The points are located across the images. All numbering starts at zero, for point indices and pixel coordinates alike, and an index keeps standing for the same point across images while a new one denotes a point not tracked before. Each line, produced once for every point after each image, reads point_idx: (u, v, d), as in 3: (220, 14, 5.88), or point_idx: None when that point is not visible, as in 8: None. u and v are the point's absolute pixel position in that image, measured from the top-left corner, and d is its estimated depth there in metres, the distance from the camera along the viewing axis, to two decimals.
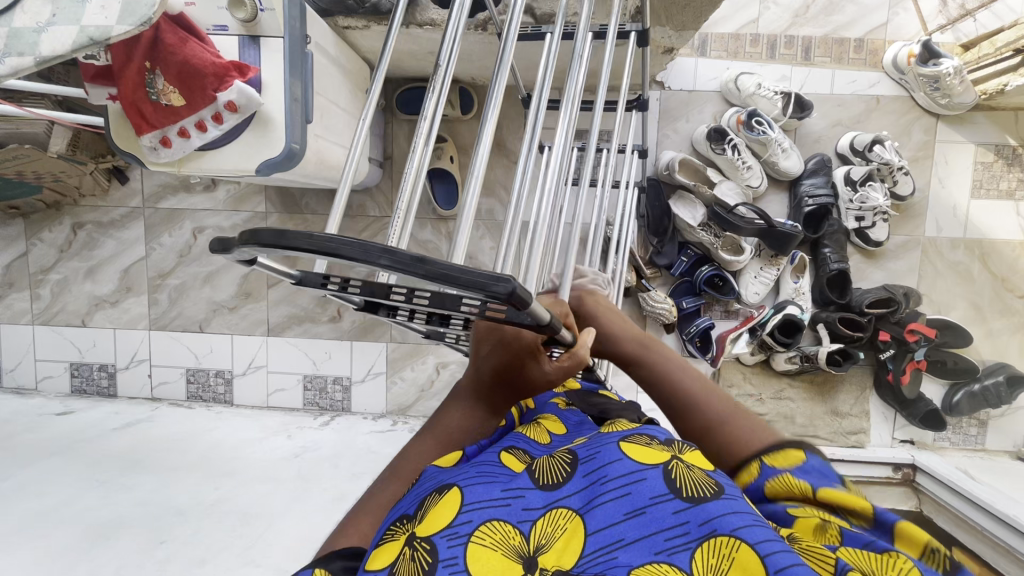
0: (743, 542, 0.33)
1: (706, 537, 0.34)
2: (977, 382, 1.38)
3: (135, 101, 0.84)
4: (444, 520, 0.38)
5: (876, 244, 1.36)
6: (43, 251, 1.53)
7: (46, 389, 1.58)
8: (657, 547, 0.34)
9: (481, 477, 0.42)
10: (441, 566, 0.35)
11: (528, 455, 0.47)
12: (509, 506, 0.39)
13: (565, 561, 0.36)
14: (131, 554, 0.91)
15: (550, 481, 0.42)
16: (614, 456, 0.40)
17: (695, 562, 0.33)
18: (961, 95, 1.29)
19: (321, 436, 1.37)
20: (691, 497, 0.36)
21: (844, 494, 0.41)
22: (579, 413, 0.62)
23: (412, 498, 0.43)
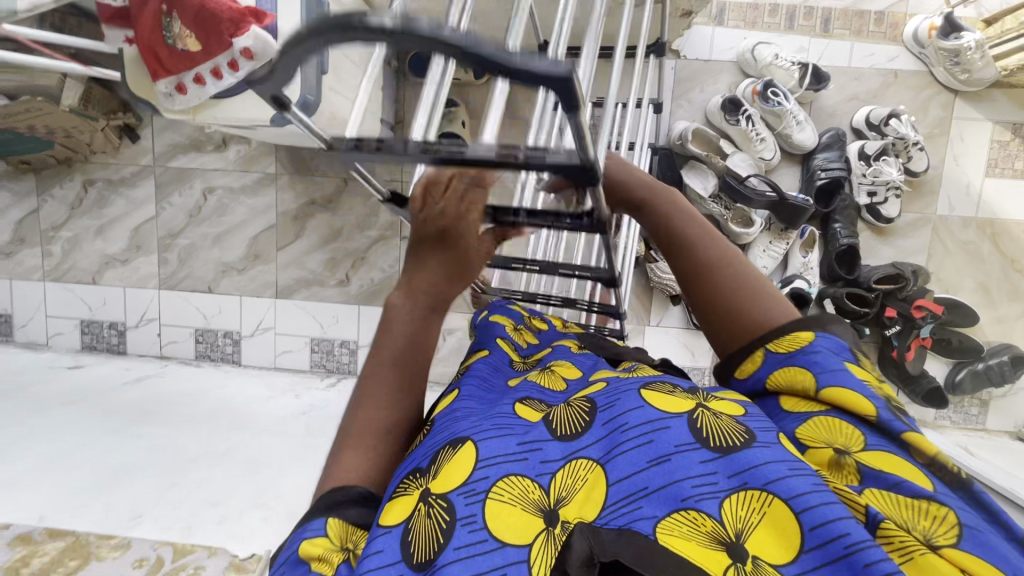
0: (776, 497, 0.33)
1: (735, 489, 0.34)
2: (981, 362, 1.38)
3: (151, 44, 0.84)
4: (460, 477, 0.37)
5: (887, 220, 1.36)
6: (54, 207, 1.54)
7: (57, 345, 1.59)
8: (683, 494, 0.34)
9: (496, 430, 0.40)
10: (460, 524, 0.34)
11: (541, 403, 0.46)
12: (526, 461, 0.38)
13: (587, 512, 0.35)
14: (144, 493, 0.94)
15: (568, 431, 0.40)
16: (634, 405, 0.39)
17: (724, 511, 0.33)
18: (982, 71, 1.27)
19: (328, 396, 1.39)
20: (718, 447, 0.36)
21: (851, 395, 0.39)
22: (591, 356, 0.62)
23: (424, 450, 0.41)
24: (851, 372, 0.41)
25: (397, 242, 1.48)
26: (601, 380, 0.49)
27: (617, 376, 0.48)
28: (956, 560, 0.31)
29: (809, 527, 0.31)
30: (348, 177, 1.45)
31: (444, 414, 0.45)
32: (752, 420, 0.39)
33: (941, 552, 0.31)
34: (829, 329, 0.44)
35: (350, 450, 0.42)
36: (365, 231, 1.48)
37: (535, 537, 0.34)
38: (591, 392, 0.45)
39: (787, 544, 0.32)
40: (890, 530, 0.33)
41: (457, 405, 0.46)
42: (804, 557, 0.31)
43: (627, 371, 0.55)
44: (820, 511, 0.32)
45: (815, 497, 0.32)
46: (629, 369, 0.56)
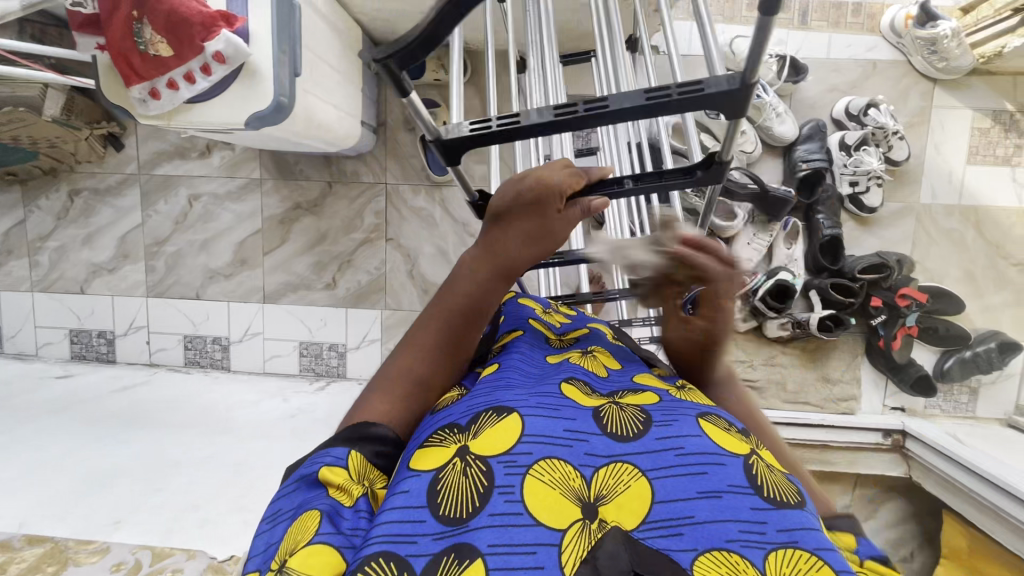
0: (824, 564, 0.32)
1: (784, 544, 0.33)
2: (968, 349, 1.39)
3: (123, 49, 0.84)
4: (503, 444, 0.38)
5: (870, 210, 1.36)
6: (41, 218, 1.55)
7: (46, 355, 1.60)
8: (729, 535, 0.33)
9: (545, 411, 0.41)
10: (497, 491, 0.35)
11: (588, 388, 0.46)
12: (571, 448, 0.38)
13: (625, 520, 0.35)
14: (126, 498, 0.94)
15: (619, 432, 0.40)
16: (693, 432, 0.40)
17: (768, 562, 0.32)
18: (959, 59, 1.27)
19: (316, 399, 1.39)
20: (770, 499, 0.36)
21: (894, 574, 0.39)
22: (626, 351, 0.63)
23: (464, 409, 0.42)
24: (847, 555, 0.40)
25: (382, 244, 1.48)
26: (651, 389, 0.48)
27: (667, 393, 0.47)
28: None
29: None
30: (332, 180, 1.46)
31: (483, 384, 0.46)
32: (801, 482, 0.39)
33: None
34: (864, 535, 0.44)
35: (379, 396, 0.49)
36: (350, 234, 1.48)
37: (570, 525, 0.34)
38: (643, 399, 0.45)
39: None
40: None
41: (502, 373, 0.48)
42: None
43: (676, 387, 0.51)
44: None
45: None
46: (674, 381, 0.54)
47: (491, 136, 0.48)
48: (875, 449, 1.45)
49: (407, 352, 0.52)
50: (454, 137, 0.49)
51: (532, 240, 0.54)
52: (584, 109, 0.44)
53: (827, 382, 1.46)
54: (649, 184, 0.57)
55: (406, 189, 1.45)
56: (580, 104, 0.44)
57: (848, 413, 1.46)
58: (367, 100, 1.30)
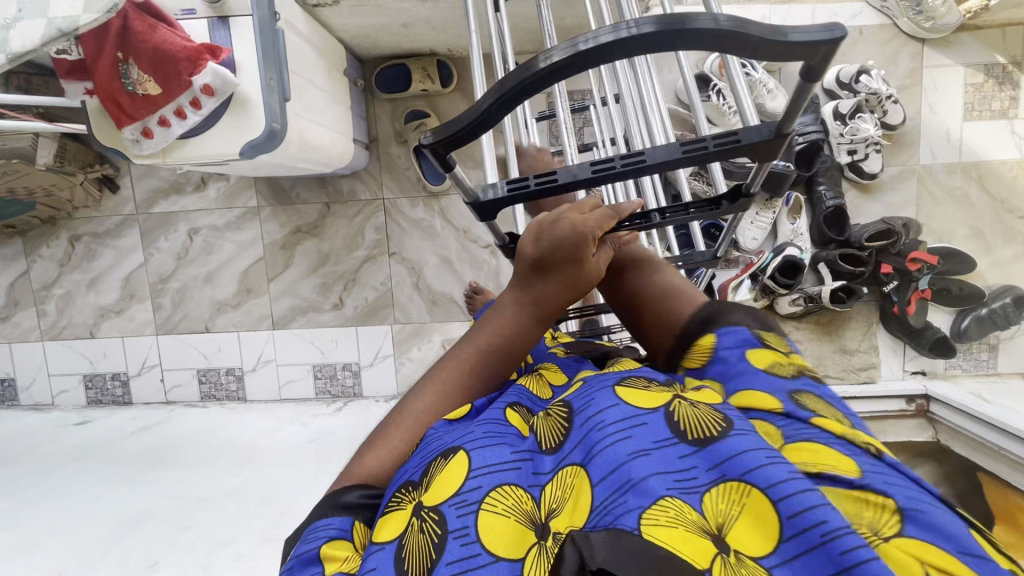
0: (753, 487, 0.33)
1: (715, 482, 0.35)
2: (984, 307, 1.37)
3: (112, 93, 0.84)
4: (452, 488, 0.39)
5: (871, 176, 1.35)
6: (44, 267, 1.55)
7: (63, 403, 1.60)
8: (667, 484, 0.35)
9: (487, 437, 0.42)
10: (453, 537, 0.36)
11: (529, 411, 0.48)
12: (518, 471, 0.40)
13: (577, 519, 0.36)
14: (157, 540, 0.93)
15: (552, 444, 0.42)
16: (610, 403, 0.40)
17: (705, 504, 0.34)
18: (945, 17, 1.26)
19: (335, 421, 1.39)
20: (696, 441, 0.37)
21: (760, 397, 0.41)
22: (575, 356, 0.65)
23: (417, 463, 0.44)
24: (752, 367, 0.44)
25: (386, 260, 1.48)
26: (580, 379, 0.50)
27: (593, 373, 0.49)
28: (913, 550, 0.30)
29: (787, 516, 0.32)
30: (330, 201, 1.46)
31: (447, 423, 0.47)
32: (727, 410, 0.40)
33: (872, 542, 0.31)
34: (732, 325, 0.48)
35: (393, 431, 0.49)
36: (353, 253, 1.48)
37: (528, 549, 0.35)
38: (568, 395, 0.46)
39: (765, 535, 0.32)
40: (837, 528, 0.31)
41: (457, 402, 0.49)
42: (783, 549, 0.31)
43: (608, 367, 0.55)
44: (796, 499, 0.32)
45: (791, 485, 0.32)
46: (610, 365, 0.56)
47: (527, 196, 0.45)
48: (899, 415, 1.44)
49: (429, 390, 0.52)
50: (488, 200, 0.47)
51: (569, 283, 0.53)
52: (621, 164, 0.42)
53: (844, 353, 1.44)
54: (679, 218, 0.56)
55: (405, 202, 1.45)
56: (618, 158, 0.42)
57: (868, 382, 1.45)
58: (357, 117, 1.30)
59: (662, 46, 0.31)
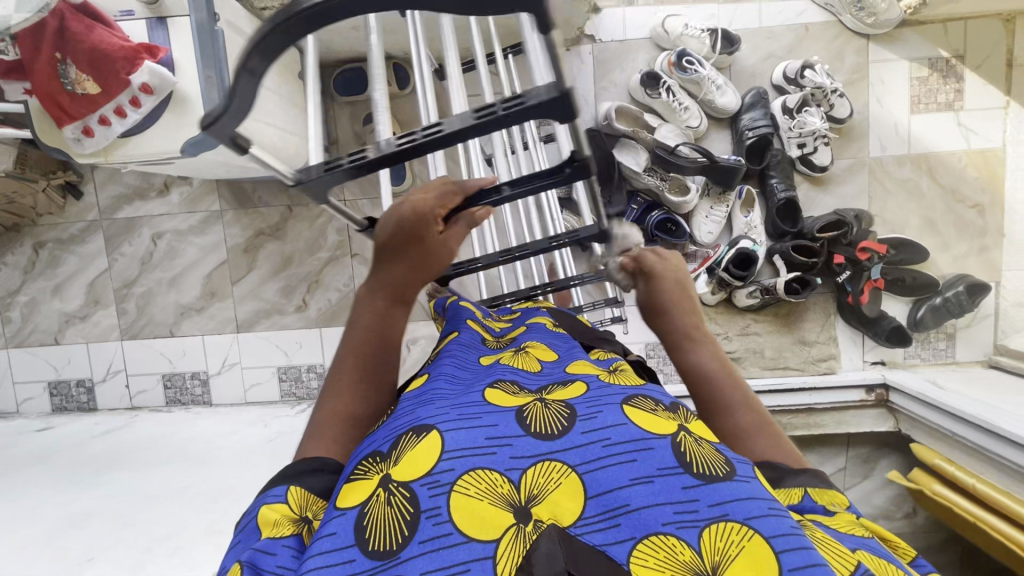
0: (756, 533, 0.34)
1: (714, 519, 0.35)
2: (938, 296, 1.39)
3: (51, 92, 0.86)
4: (424, 467, 0.38)
5: (822, 169, 1.37)
6: (9, 274, 1.55)
7: (28, 411, 1.59)
8: (664, 518, 0.35)
9: (466, 421, 0.40)
10: (425, 516, 0.35)
11: (517, 387, 0.48)
12: (495, 455, 0.38)
13: (561, 515, 0.36)
14: (100, 537, 0.93)
15: (544, 431, 0.41)
16: (618, 420, 0.40)
17: (702, 540, 0.34)
18: (887, 12, 1.30)
19: (297, 421, 1.39)
20: (700, 475, 0.37)
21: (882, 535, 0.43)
22: (569, 341, 0.66)
23: (387, 434, 0.43)
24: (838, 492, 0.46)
25: (348, 260, 1.49)
26: (579, 380, 0.49)
27: (596, 379, 0.48)
28: None
29: (788, 568, 0.32)
30: (291, 203, 1.48)
31: (413, 402, 0.47)
32: (729, 452, 0.41)
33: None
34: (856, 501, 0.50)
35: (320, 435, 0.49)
36: (315, 254, 1.49)
37: (505, 531, 0.35)
38: (570, 393, 0.45)
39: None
40: None
41: (429, 388, 0.49)
42: None
43: (611, 369, 0.54)
44: (800, 553, 0.33)
45: (792, 537, 0.34)
46: (608, 366, 0.56)
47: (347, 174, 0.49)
48: (860, 405, 1.44)
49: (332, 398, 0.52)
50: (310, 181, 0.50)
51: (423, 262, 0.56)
52: (424, 135, 0.44)
53: (804, 345, 1.46)
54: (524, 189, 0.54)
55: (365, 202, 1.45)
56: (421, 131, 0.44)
57: (829, 373, 1.46)
58: (313, 119, 1.32)
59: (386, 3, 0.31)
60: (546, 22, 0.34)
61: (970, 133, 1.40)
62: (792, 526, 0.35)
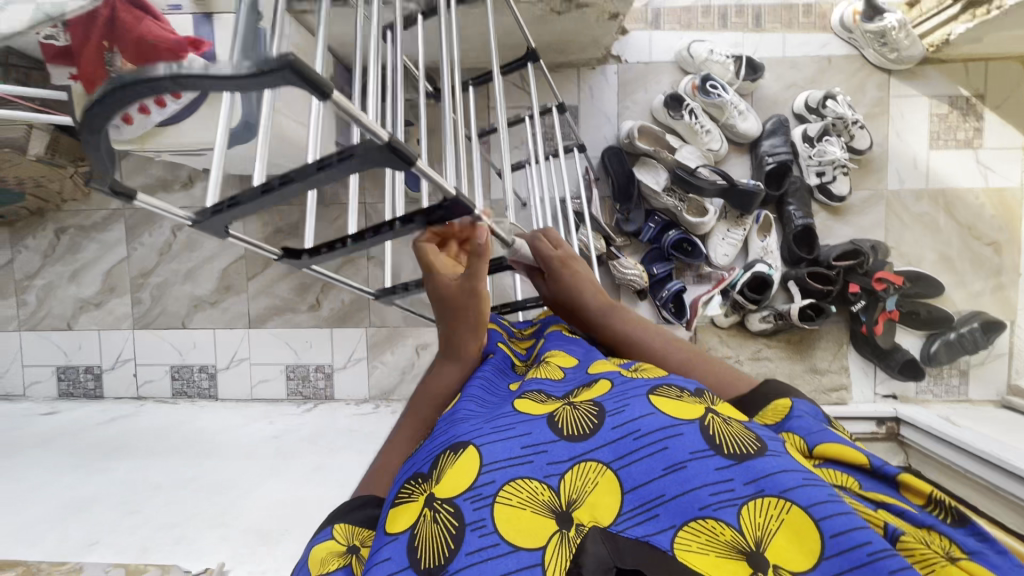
0: (794, 505, 0.33)
1: (752, 496, 0.34)
2: (953, 331, 1.38)
3: (95, 79, 0.86)
4: (466, 481, 0.38)
5: (840, 199, 1.38)
6: (28, 257, 1.57)
7: (34, 394, 1.59)
8: (701, 502, 0.35)
9: (499, 433, 0.41)
10: (470, 529, 0.35)
11: (545, 395, 0.47)
12: (532, 462, 0.38)
13: (601, 516, 0.36)
14: (105, 521, 0.92)
15: (575, 432, 0.41)
16: (645, 411, 0.40)
17: (742, 518, 0.33)
18: (909, 49, 1.32)
19: (303, 420, 1.38)
20: (733, 454, 0.36)
21: (845, 450, 0.40)
22: (586, 344, 0.65)
23: (424, 455, 0.44)
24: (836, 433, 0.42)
25: (364, 263, 1.50)
26: (604, 378, 0.48)
27: (620, 375, 0.48)
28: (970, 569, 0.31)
29: (829, 534, 0.31)
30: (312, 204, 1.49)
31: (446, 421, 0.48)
32: (759, 430, 0.39)
33: (959, 564, 0.32)
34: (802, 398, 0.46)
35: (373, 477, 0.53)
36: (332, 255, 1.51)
37: (550, 539, 0.35)
38: (597, 392, 0.45)
39: (805, 549, 0.32)
40: (910, 541, 0.33)
41: (460, 408, 0.49)
42: (823, 566, 0.31)
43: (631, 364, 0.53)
44: (839, 519, 0.31)
45: (831, 506, 0.32)
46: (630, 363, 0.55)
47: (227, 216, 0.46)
48: (871, 438, 1.43)
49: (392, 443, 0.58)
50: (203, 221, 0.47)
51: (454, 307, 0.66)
52: (280, 182, 0.41)
53: (815, 373, 1.44)
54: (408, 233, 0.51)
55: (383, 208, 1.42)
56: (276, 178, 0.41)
57: (839, 404, 1.45)
58: None
59: (165, 86, 0.31)
60: (325, 90, 0.33)
61: (988, 171, 1.41)
62: (832, 494, 0.33)
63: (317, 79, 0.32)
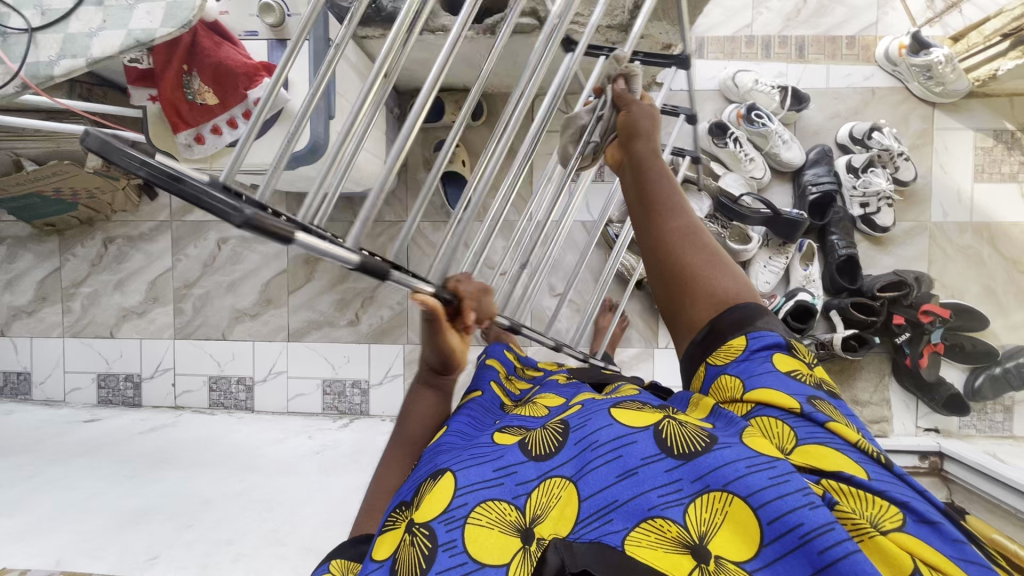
0: (735, 497, 0.37)
1: (698, 493, 0.38)
2: (998, 365, 1.36)
3: (173, 100, 0.90)
4: (442, 505, 0.43)
5: (883, 230, 1.38)
6: (75, 265, 1.60)
7: (74, 401, 1.62)
8: (650, 504, 0.39)
9: (475, 460, 0.47)
10: (442, 549, 0.40)
11: (521, 428, 0.54)
12: (502, 485, 0.44)
13: (561, 528, 0.40)
14: (160, 535, 0.93)
15: (542, 453, 0.47)
16: (604, 423, 0.45)
17: (688, 516, 0.38)
18: (955, 83, 1.32)
19: (341, 435, 1.39)
20: (681, 455, 0.41)
21: (777, 395, 0.45)
22: (576, 381, 0.72)
23: (410, 486, 0.50)
24: (776, 371, 0.47)
25: None
26: (577, 407, 0.54)
27: (592, 400, 0.54)
28: (903, 541, 0.34)
29: (766, 521, 0.35)
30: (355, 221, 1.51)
31: (434, 450, 0.54)
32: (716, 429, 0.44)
33: (885, 533, 0.35)
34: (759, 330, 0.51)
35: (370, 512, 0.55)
36: None
37: (513, 556, 0.39)
38: (567, 416, 0.51)
39: (748, 538, 0.36)
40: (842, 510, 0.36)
41: (445, 439, 0.55)
42: (765, 551, 0.35)
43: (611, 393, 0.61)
44: (774, 505, 0.35)
45: (770, 492, 0.36)
46: (609, 393, 0.61)
47: None
48: (912, 472, 1.39)
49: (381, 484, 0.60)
50: None
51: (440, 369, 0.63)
52: None
53: (856, 405, 1.45)
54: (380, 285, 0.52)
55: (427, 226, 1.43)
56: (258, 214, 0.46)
57: (880, 436, 1.45)
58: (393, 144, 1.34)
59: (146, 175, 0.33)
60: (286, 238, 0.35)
61: None
62: (773, 478, 0.37)
63: (274, 233, 0.34)
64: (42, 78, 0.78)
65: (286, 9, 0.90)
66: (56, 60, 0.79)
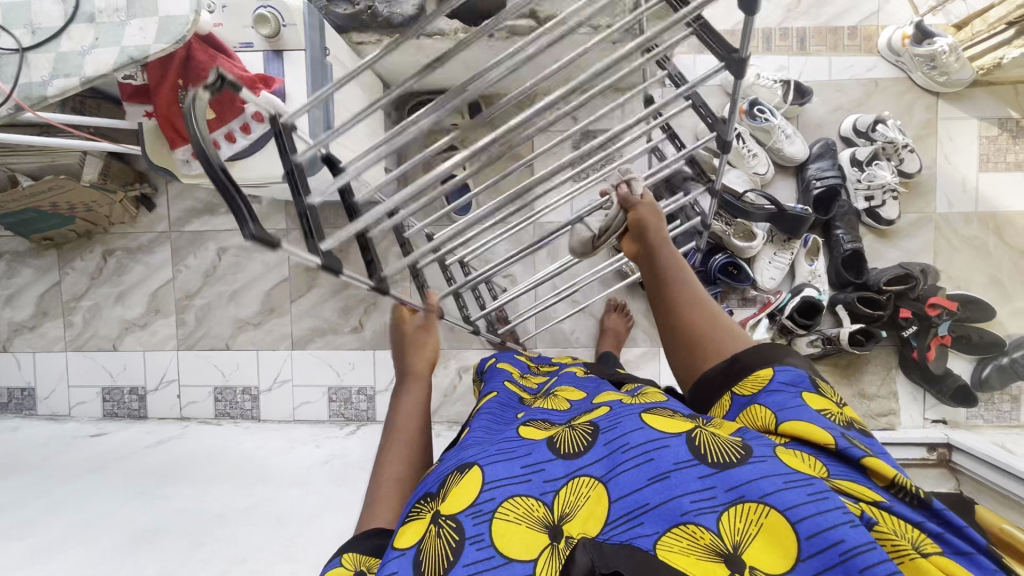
0: (772, 509, 0.36)
1: (732, 502, 0.37)
2: (1005, 356, 1.35)
3: (169, 115, 0.89)
4: (468, 500, 0.43)
5: (888, 223, 1.37)
6: (75, 279, 1.59)
7: (79, 415, 1.61)
8: (682, 509, 0.38)
9: (502, 455, 0.47)
10: (469, 542, 0.40)
11: (547, 423, 0.54)
12: (530, 481, 0.44)
13: (590, 528, 0.41)
14: (173, 555, 0.93)
15: (570, 451, 0.46)
16: (636, 426, 0.45)
17: (721, 524, 0.37)
18: (959, 73, 1.30)
19: (349, 443, 1.38)
20: (715, 463, 0.40)
21: (810, 427, 0.43)
22: (595, 380, 0.72)
23: (435, 478, 0.50)
24: (808, 406, 0.45)
25: None
26: (603, 406, 0.54)
27: (619, 402, 0.54)
28: (944, 564, 0.34)
29: (805, 535, 0.34)
30: None
31: (458, 446, 0.54)
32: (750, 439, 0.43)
33: (930, 557, 0.34)
34: (787, 365, 0.50)
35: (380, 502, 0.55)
36: None
37: (540, 552, 0.39)
38: (594, 417, 0.51)
39: (785, 549, 0.35)
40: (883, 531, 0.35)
41: (470, 436, 0.55)
42: (801, 566, 0.34)
43: (632, 394, 0.60)
44: (814, 519, 0.34)
45: (807, 507, 0.35)
46: (632, 393, 0.60)
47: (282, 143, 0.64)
48: (919, 465, 1.39)
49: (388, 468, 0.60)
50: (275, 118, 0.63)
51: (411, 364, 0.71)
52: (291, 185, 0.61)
53: (864, 398, 1.45)
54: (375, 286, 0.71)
55: None
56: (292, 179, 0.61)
57: (889, 429, 1.45)
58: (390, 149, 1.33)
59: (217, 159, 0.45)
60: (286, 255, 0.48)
61: None
62: (811, 493, 0.36)
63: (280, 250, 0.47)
64: (36, 99, 0.77)
65: (281, 20, 0.88)
66: (49, 80, 0.77)
